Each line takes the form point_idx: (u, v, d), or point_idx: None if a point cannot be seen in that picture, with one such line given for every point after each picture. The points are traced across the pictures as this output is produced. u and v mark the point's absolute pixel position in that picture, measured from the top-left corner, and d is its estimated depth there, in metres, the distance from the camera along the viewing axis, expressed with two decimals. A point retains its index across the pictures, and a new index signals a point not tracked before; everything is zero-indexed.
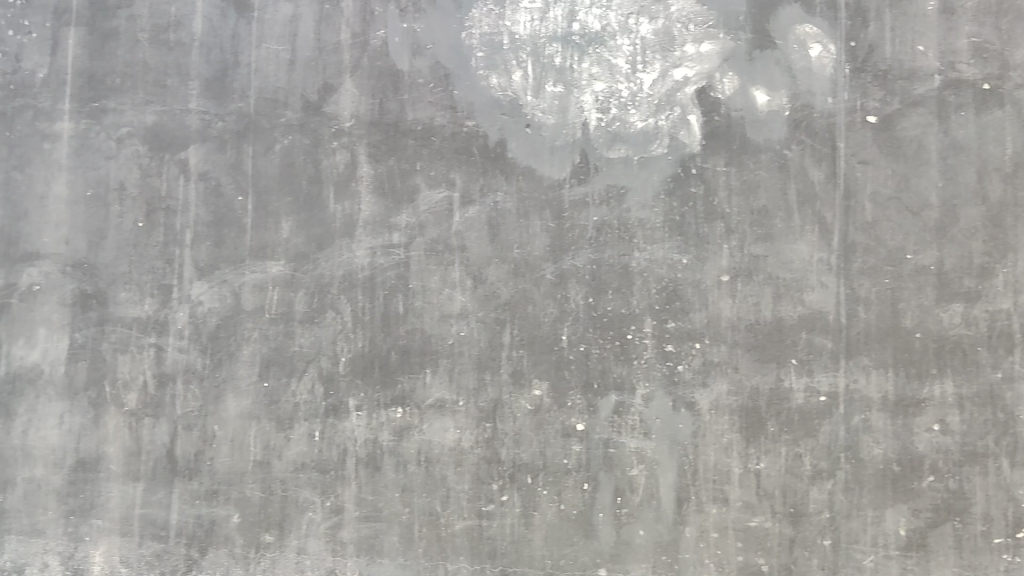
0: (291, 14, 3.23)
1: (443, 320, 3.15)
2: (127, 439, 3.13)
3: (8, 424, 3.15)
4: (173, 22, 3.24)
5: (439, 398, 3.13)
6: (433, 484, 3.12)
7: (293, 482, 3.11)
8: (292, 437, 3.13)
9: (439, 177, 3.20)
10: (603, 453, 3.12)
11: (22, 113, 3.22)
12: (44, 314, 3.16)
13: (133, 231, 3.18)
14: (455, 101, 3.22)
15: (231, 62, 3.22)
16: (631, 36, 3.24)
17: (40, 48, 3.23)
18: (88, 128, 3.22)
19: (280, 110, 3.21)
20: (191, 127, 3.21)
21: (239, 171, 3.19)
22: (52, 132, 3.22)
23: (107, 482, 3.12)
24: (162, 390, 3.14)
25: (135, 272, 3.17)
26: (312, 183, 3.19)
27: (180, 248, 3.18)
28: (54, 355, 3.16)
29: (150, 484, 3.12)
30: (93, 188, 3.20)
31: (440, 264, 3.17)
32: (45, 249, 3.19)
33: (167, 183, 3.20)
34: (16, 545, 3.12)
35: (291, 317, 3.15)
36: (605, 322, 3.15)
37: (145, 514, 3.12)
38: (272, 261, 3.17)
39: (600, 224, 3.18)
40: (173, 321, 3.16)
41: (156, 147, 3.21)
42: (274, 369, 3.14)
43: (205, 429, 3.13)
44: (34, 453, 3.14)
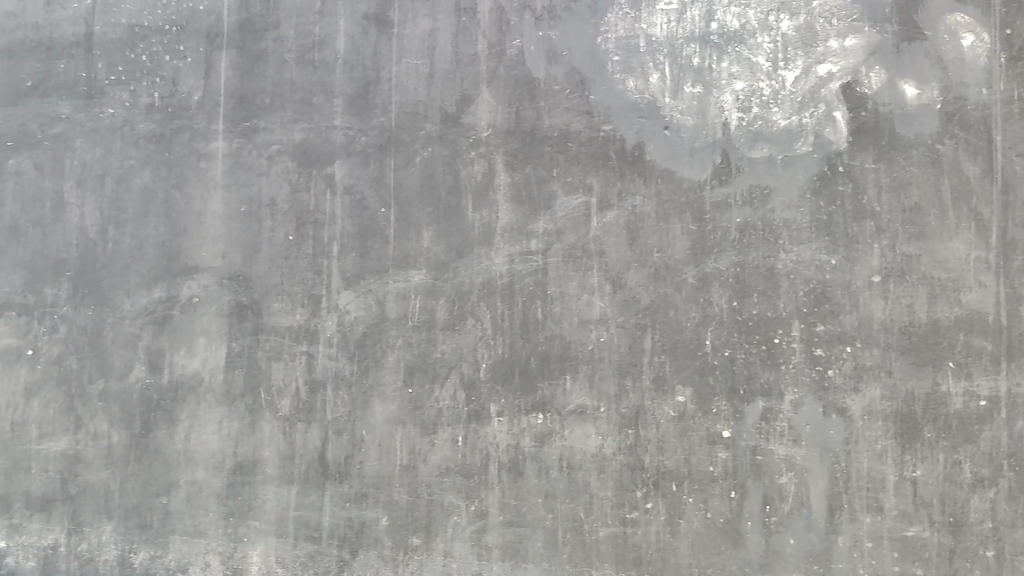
0: (429, 28, 3.29)
1: (583, 325, 3.14)
2: (281, 444, 3.24)
3: (172, 429, 3.29)
4: (317, 41, 3.33)
5: (580, 404, 3.13)
6: (576, 490, 3.12)
7: (438, 486, 3.17)
8: (436, 442, 3.18)
9: (576, 182, 3.20)
10: (751, 460, 3.05)
11: (179, 134, 3.37)
12: (204, 324, 3.30)
13: (284, 244, 3.30)
14: (591, 106, 3.21)
15: (373, 77, 3.30)
16: (771, 33, 3.17)
17: (195, 71, 3.38)
18: (241, 147, 3.35)
19: (419, 122, 3.27)
20: (336, 142, 3.30)
21: (382, 184, 3.27)
22: (207, 151, 3.36)
23: (264, 485, 3.24)
24: (313, 396, 3.24)
25: (287, 283, 3.29)
26: (451, 193, 3.24)
27: (328, 259, 3.27)
28: (213, 363, 3.29)
29: (304, 487, 3.23)
30: (246, 204, 3.33)
31: (579, 269, 3.16)
32: (204, 262, 3.32)
33: (314, 198, 3.30)
34: (180, 545, 3.26)
35: (433, 324, 3.20)
36: (750, 325, 3.08)
37: (299, 516, 3.22)
38: (414, 269, 3.23)
39: (744, 225, 3.12)
40: (322, 329, 3.26)
41: (304, 163, 3.32)
42: (418, 376, 3.20)
43: (354, 434, 3.21)
44: (195, 457, 3.28)
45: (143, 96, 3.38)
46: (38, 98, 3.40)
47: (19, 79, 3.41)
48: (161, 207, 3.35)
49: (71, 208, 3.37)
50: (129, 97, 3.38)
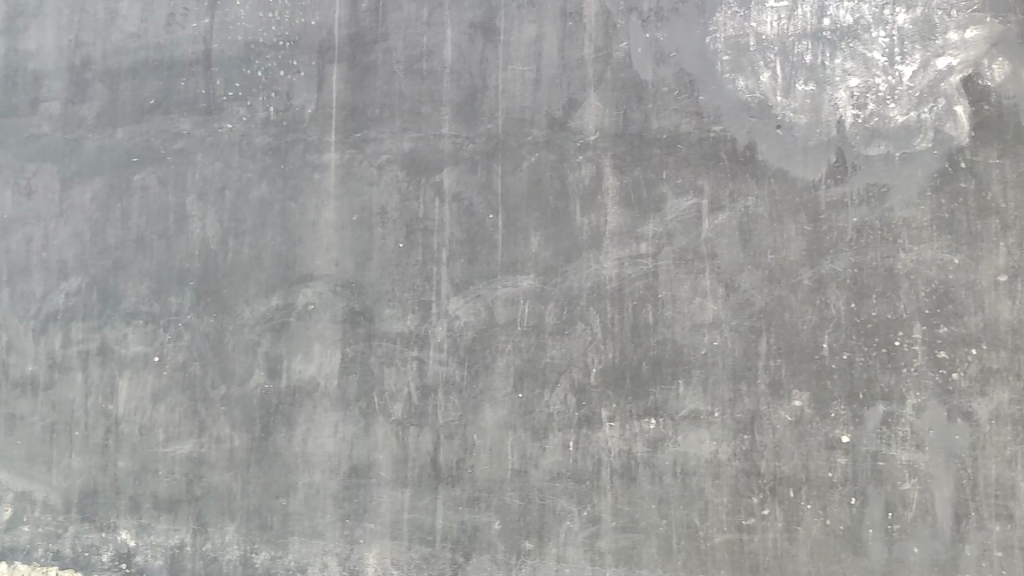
0: (535, 34, 3.29)
1: (695, 329, 3.11)
2: (395, 448, 3.29)
3: (290, 433, 3.37)
4: (425, 51, 3.37)
5: (694, 408, 3.10)
6: (690, 497, 3.09)
7: (550, 491, 3.17)
8: (547, 447, 3.19)
9: (686, 184, 3.17)
10: (872, 467, 2.99)
11: (294, 146, 3.45)
12: (319, 330, 3.38)
13: (395, 251, 3.34)
14: (701, 107, 3.18)
15: (480, 85, 3.33)
16: (887, 28, 3.10)
17: (308, 85, 3.46)
18: (352, 157, 3.41)
19: (527, 127, 3.28)
20: (444, 150, 3.34)
21: (491, 190, 3.29)
22: (320, 162, 3.43)
23: (379, 488, 3.29)
24: (425, 400, 3.28)
25: (398, 289, 3.33)
26: (559, 198, 3.24)
27: (438, 265, 3.31)
28: (329, 369, 3.36)
29: (417, 491, 3.27)
30: (358, 213, 3.38)
31: (690, 272, 3.14)
32: (318, 270, 3.40)
33: (424, 206, 3.34)
34: (299, 546, 3.34)
35: (543, 329, 3.21)
36: (869, 327, 3.02)
37: (413, 519, 3.27)
38: (523, 275, 3.24)
39: (861, 225, 3.05)
40: (432, 335, 3.29)
41: (413, 171, 3.36)
42: (528, 381, 3.21)
43: (465, 438, 3.24)
44: (312, 460, 3.35)
45: (259, 111, 3.48)
46: (162, 115, 3.54)
47: (143, 97, 3.56)
48: (278, 218, 3.44)
49: (193, 220, 3.49)
50: (246, 112, 3.49)
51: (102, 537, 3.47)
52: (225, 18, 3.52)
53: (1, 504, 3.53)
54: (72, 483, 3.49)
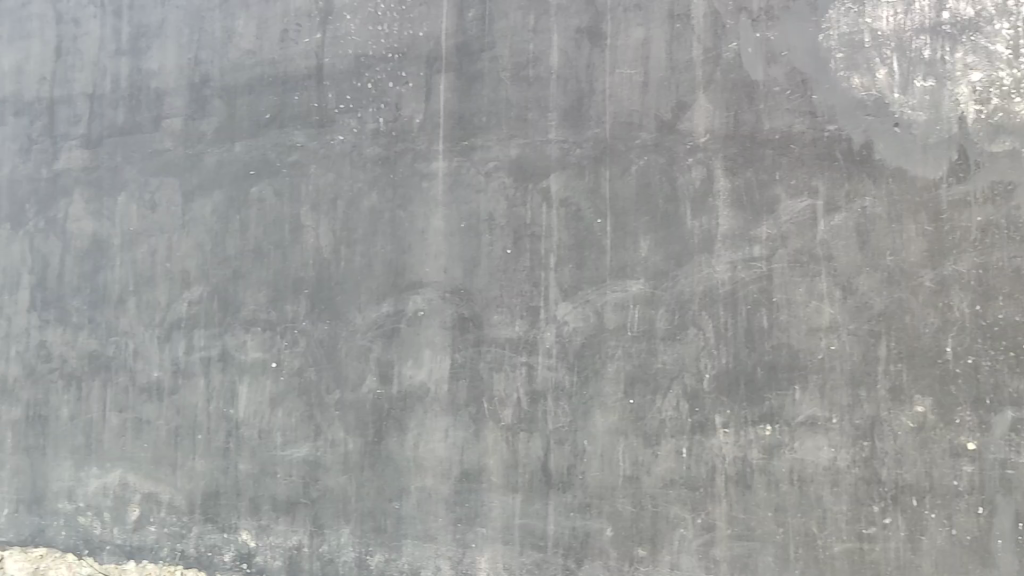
0: (642, 37, 3.28)
1: (811, 334, 3.06)
2: (505, 453, 3.30)
3: (402, 438, 3.42)
4: (532, 58, 3.38)
5: (811, 414, 3.05)
6: (808, 505, 3.04)
7: (663, 498, 3.15)
8: (660, 454, 3.16)
9: (801, 185, 3.12)
10: (1000, 475, 2.93)
11: (403, 155, 3.51)
12: (429, 336, 3.41)
13: (503, 257, 3.35)
14: (814, 106, 3.12)
15: (587, 90, 3.32)
16: (1010, 19, 3.05)
17: (417, 95, 3.50)
18: (461, 165, 3.44)
19: (635, 131, 3.27)
20: (551, 156, 3.34)
21: (599, 195, 3.28)
22: (428, 171, 3.48)
23: (490, 493, 3.32)
24: (534, 406, 3.28)
25: (506, 295, 3.34)
26: (668, 201, 3.22)
27: (546, 271, 3.31)
28: (439, 374, 3.39)
29: (528, 496, 3.28)
30: (466, 221, 3.41)
31: (806, 275, 3.09)
32: (428, 277, 3.44)
33: (531, 211, 3.34)
34: (412, 549, 3.39)
35: (654, 334, 3.19)
36: (995, 330, 2.97)
37: (524, 524, 3.28)
38: (633, 279, 3.22)
39: (985, 225, 3.00)
40: (541, 340, 3.29)
41: (521, 177, 3.36)
42: (639, 386, 3.19)
43: (576, 444, 3.24)
44: (424, 464, 3.39)
45: (369, 122, 3.55)
46: (276, 129, 3.64)
47: (259, 112, 3.67)
48: (388, 226, 3.50)
49: (307, 229, 3.58)
50: (357, 123, 3.56)
51: (224, 538, 3.59)
52: (336, 33, 3.59)
53: (129, 504, 3.70)
54: (195, 485, 3.62)
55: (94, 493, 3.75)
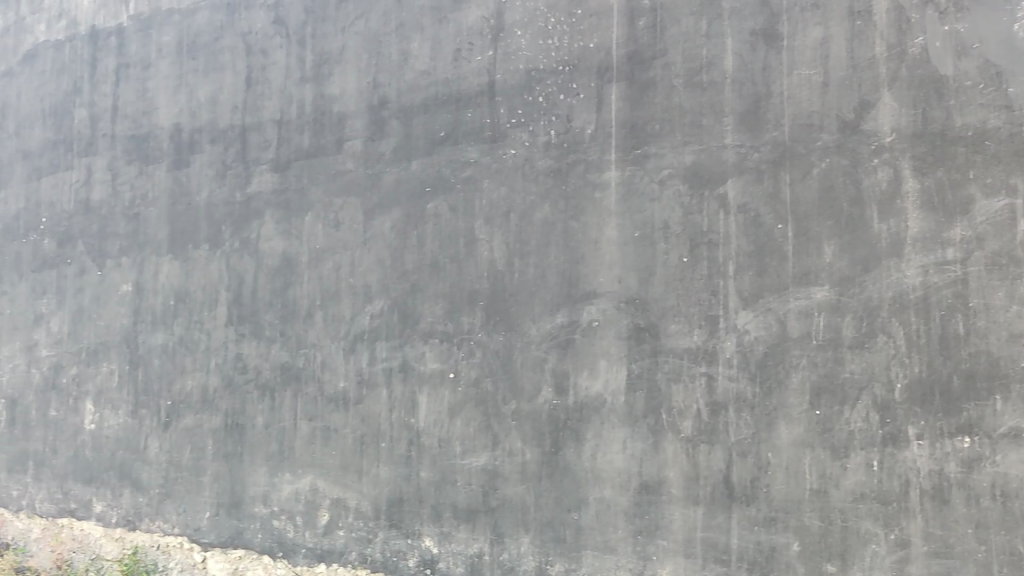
0: (821, 36, 3.19)
1: (1013, 340, 2.88)
2: (686, 465, 3.26)
3: (579, 448, 3.42)
4: (705, 63, 3.34)
5: (1014, 426, 2.87)
6: (1012, 522, 2.86)
7: (853, 512, 3.04)
8: (848, 466, 3.05)
9: (997, 184, 2.95)
10: None
11: (575, 166, 3.52)
12: (605, 346, 3.41)
13: (679, 266, 3.31)
14: (1011, 100, 2.94)
15: (764, 93, 3.25)
16: None
17: (588, 106, 3.51)
18: (634, 174, 3.42)
19: (815, 133, 3.17)
20: (727, 161, 3.28)
21: (779, 200, 3.20)
22: (601, 181, 3.48)
23: (670, 505, 3.28)
24: (715, 417, 3.23)
25: (684, 305, 3.30)
26: (853, 205, 3.11)
27: (724, 279, 3.25)
28: (615, 385, 3.38)
29: (710, 509, 3.22)
30: (640, 230, 3.39)
31: (1005, 278, 2.91)
32: (602, 288, 3.43)
33: (708, 219, 3.29)
34: (592, 560, 3.39)
35: (841, 343, 3.08)
36: None
37: (707, 537, 3.23)
38: (816, 286, 3.13)
39: None
40: (721, 350, 3.23)
41: (696, 184, 3.32)
42: (826, 397, 3.09)
43: (759, 456, 3.16)
44: (603, 475, 3.39)
45: (541, 135, 3.58)
46: (451, 146, 3.74)
47: (435, 130, 3.78)
48: (561, 237, 3.51)
49: (482, 243, 3.65)
50: (529, 136, 3.60)
51: (408, 543, 3.70)
52: (507, 49, 3.65)
53: (320, 509, 3.90)
54: (380, 491, 3.76)
55: (288, 497, 4.00)
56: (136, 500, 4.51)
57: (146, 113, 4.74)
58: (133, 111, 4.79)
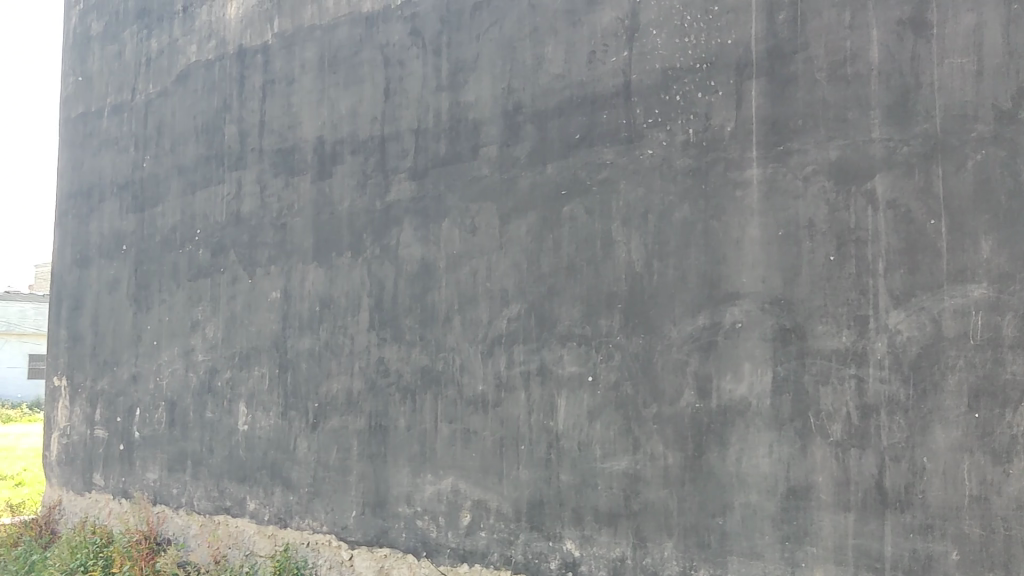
0: (975, 23, 2.84)
1: None
2: (836, 469, 3.00)
3: (723, 452, 3.23)
4: (848, 55, 3.07)
5: None
6: None
7: (1018, 520, 2.67)
8: (1012, 472, 2.69)
9: None
10: None
11: (714, 165, 3.35)
12: (748, 349, 3.21)
13: (826, 265, 3.06)
14: None
15: (913, 83, 2.94)
16: None
17: (726, 103, 3.33)
18: (776, 172, 3.20)
19: (970, 123, 2.83)
20: (875, 156, 2.99)
21: (931, 194, 2.88)
22: (742, 179, 3.28)
23: (820, 511, 3.03)
24: (866, 421, 2.95)
25: (831, 305, 3.04)
26: (1013, 197, 2.75)
27: (874, 277, 2.96)
28: (759, 388, 3.17)
29: (862, 515, 2.94)
30: (784, 228, 3.17)
31: None
32: (745, 288, 3.24)
33: (856, 215, 3.01)
34: (738, 566, 3.18)
35: (1001, 341, 2.73)
36: None
37: (859, 544, 2.94)
38: (974, 283, 2.80)
39: None
40: (871, 351, 2.95)
41: (842, 180, 3.05)
42: (985, 400, 2.75)
43: (913, 461, 2.86)
44: (748, 480, 3.17)
45: (679, 134, 3.44)
46: (586, 148, 3.70)
47: (569, 133, 3.75)
48: (701, 237, 3.36)
49: (619, 245, 3.57)
50: (666, 136, 3.48)
51: (550, 546, 3.68)
52: (643, 49, 3.57)
53: (462, 510, 3.97)
54: (521, 494, 3.78)
55: (430, 498, 4.10)
56: (286, 499, 4.77)
57: (291, 128, 4.96)
58: (279, 126, 5.03)
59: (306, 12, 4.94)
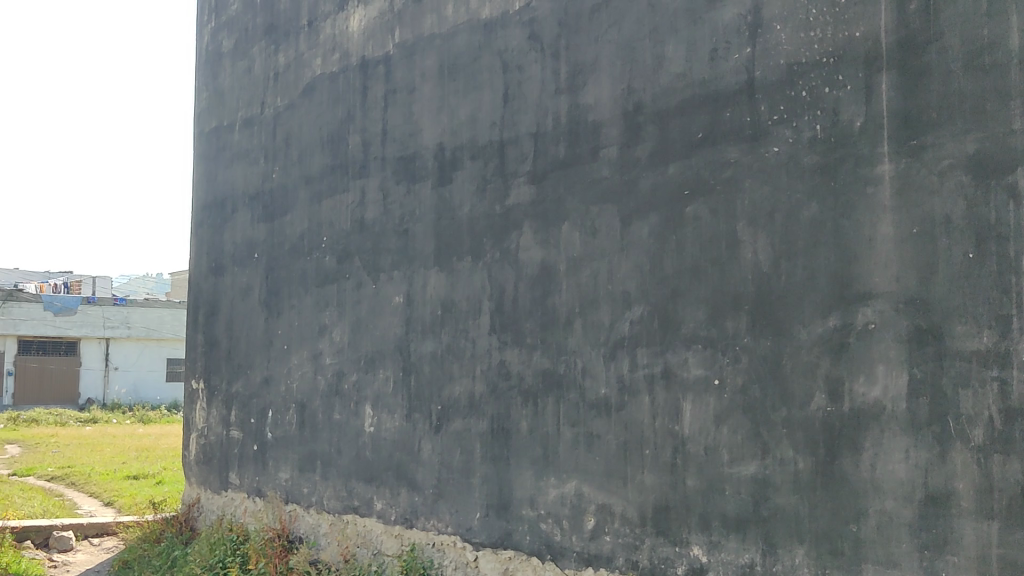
0: None
1: None
2: (978, 476, 2.83)
3: (858, 457, 3.12)
4: (986, 44, 2.88)
5: None
6: None
7: None
8: None
9: None
10: None
11: (844, 162, 3.22)
12: (883, 350, 3.07)
13: (965, 264, 2.89)
14: None
15: None
16: None
17: (856, 98, 3.19)
18: (909, 167, 3.04)
19: None
20: (1016, 148, 2.80)
21: None
22: (873, 175, 3.13)
23: (961, 519, 2.86)
24: (1011, 425, 2.76)
25: (971, 304, 2.87)
26: None
27: (1017, 275, 2.77)
28: (895, 391, 3.03)
29: (1007, 524, 2.76)
30: (919, 225, 3.01)
31: None
32: (878, 288, 3.10)
33: (996, 211, 2.83)
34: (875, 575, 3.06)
35: None
36: None
37: (1004, 555, 2.76)
38: None
39: None
40: (1016, 352, 2.76)
41: (981, 174, 2.87)
42: None
43: None
44: (884, 486, 3.04)
45: (806, 130, 3.33)
46: (710, 147, 3.62)
47: (692, 132, 3.69)
48: (831, 236, 3.23)
49: (745, 245, 3.48)
50: (793, 133, 3.37)
51: (676, 551, 3.63)
52: (766, 45, 3.46)
53: (586, 513, 3.97)
54: (646, 498, 3.74)
55: (554, 501, 4.11)
56: (412, 499, 4.86)
57: (412, 135, 5.06)
58: (401, 134, 5.13)
59: (425, 21, 5.02)
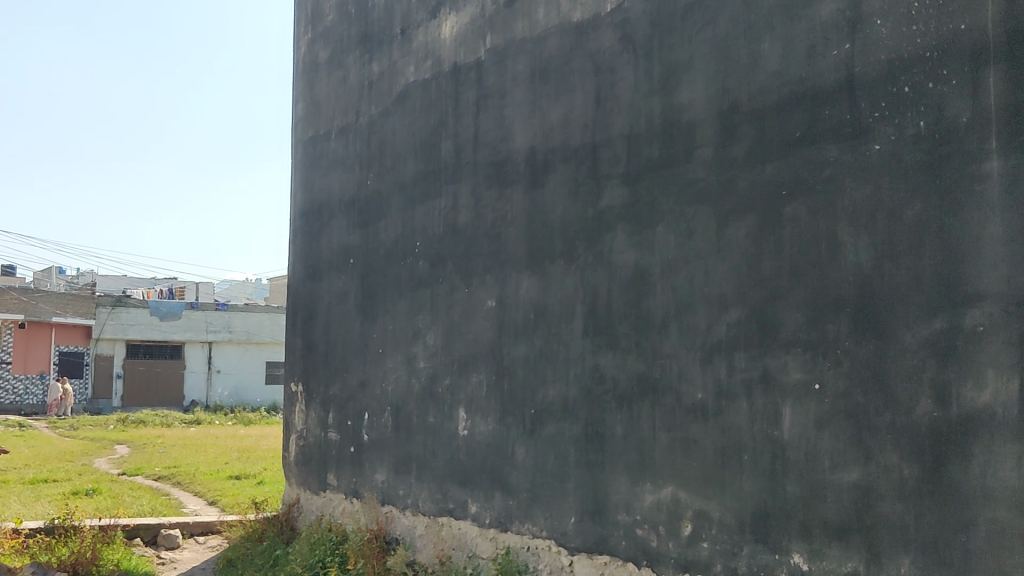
0: None
1: None
2: None
3: (967, 465, 2.99)
4: None
5: None
6: None
7: None
8: None
9: None
10: None
11: (950, 159, 3.10)
12: (993, 354, 2.94)
13: None
14: None
15: None
16: None
17: (962, 93, 3.08)
18: (1018, 163, 2.91)
19: None
20: None
21: None
22: (980, 172, 3.01)
23: None
24: None
25: None
26: None
27: None
28: (1006, 396, 2.90)
29: None
30: None
31: None
32: (987, 289, 2.97)
33: None
34: None
35: None
36: None
37: None
38: None
39: None
40: None
41: None
42: None
43: None
44: (995, 495, 2.91)
45: (909, 127, 3.22)
46: (808, 146, 3.54)
47: (789, 132, 3.61)
48: (936, 236, 3.12)
49: (846, 246, 3.39)
50: (895, 131, 3.27)
51: (776, 559, 3.55)
52: (866, 40, 3.37)
53: (683, 519, 3.92)
54: (745, 504, 3.68)
55: (650, 507, 4.07)
56: (506, 503, 4.87)
57: (504, 140, 5.08)
58: (493, 139, 5.16)
59: (516, 26, 5.04)
